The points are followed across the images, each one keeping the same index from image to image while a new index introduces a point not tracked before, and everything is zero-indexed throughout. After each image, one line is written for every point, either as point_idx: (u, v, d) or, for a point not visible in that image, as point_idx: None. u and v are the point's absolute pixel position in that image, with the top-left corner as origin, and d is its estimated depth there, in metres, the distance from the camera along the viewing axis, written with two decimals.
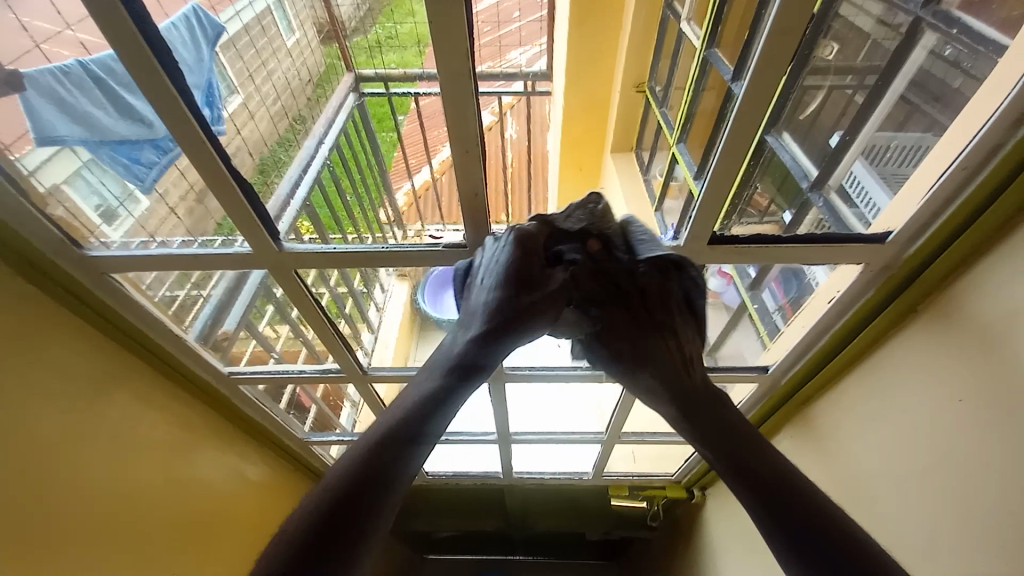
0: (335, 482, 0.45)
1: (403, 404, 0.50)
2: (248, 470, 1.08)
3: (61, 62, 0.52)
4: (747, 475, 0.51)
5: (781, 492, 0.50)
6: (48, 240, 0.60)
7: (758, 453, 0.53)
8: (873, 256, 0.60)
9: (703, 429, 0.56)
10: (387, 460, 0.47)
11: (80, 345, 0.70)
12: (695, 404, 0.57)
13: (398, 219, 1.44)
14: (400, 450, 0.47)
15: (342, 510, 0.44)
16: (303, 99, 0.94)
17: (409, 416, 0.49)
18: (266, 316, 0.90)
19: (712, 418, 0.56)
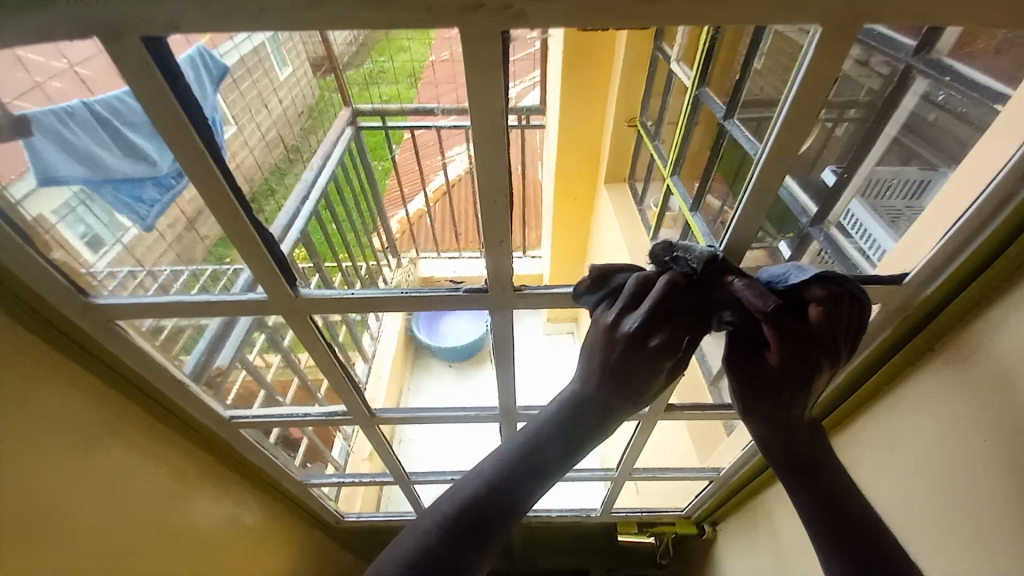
0: (472, 494, 0.56)
1: (533, 429, 0.58)
2: (244, 515, 1.03)
3: (66, 102, 0.50)
4: (816, 497, 0.60)
5: (849, 523, 0.58)
6: (52, 286, 0.58)
7: (833, 481, 0.60)
8: (887, 297, 0.60)
9: (806, 460, 0.61)
10: (522, 485, 0.56)
11: (74, 395, 0.67)
12: (802, 434, 0.62)
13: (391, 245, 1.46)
14: (528, 471, 0.56)
15: (479, 513, 0.55)
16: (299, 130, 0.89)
17: (540, 442, 0.57)
18: (257, 346, 0.84)
19: (814, 451, 0.62)
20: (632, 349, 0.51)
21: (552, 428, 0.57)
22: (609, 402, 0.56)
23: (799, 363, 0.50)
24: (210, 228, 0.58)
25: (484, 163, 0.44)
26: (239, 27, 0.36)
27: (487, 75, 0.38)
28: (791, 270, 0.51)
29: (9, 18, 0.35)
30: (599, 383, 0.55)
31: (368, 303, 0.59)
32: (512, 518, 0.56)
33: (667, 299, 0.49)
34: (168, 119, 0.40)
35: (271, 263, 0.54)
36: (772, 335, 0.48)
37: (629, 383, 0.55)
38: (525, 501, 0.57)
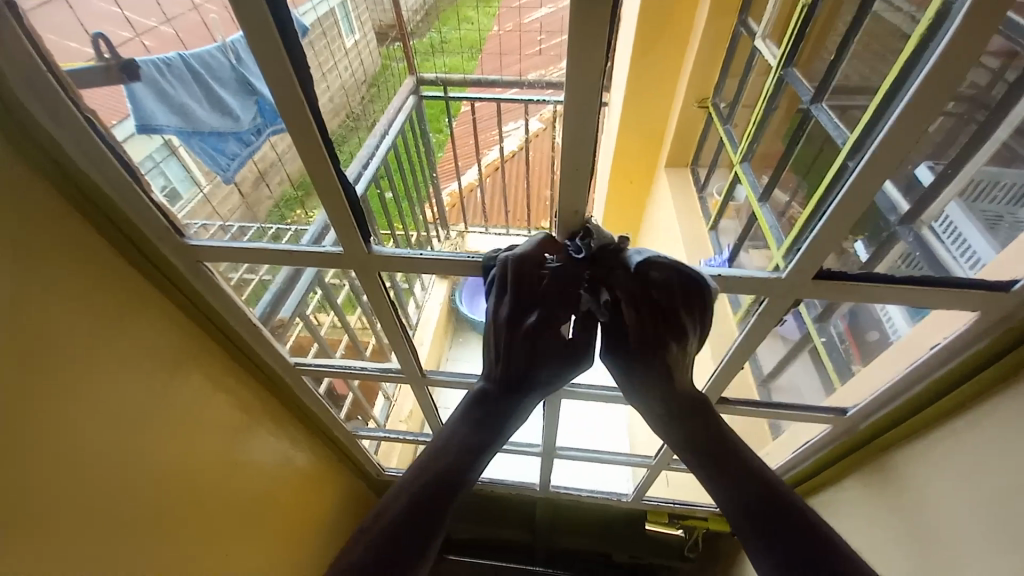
0: (414, 481, 0.63)
1: (455, 420, 0.66)
2: (297, 456, 1.11)
3: (164, 56, 0.55)
4: (716, 468, 0.62)
5: (748, 491, 0.60)
6: (153, 224, 0.64)
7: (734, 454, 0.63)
8: (991, 305, 0.55)
9: (706, 453, 0.63)
10: (461, 460, 0.64)
11: (161, 325, 0.73)
12: (692, 424, 0.64)
13: (440, 218, 1.51)
14: (465, 455, 0.64)
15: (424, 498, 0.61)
16: (358, 99, 0.83)
17: (464, 429, 0.65)
18: (312, 302, 0.95)
19: (715, 445, 0.64)
20: (517, 338, 0.60)
21: (477, 411, 0.66)
22: (512, 389, 0.65)
23: (654, 330, 0.59)
24: (278, 184, 0.68)
25: (568, 128, 0.44)
26: None
27: (587, 35, 0.37)
28: (637, 254, 0.55)
29: None
30: (496, 373, 0.65)
31: (435, 264, 0.61)
32: (456, 492, 0.63)
33: (527, 288, 0.56)
34: (275, 71, 0.42)
35: (350, 218, 0.56)
36: (632, 311, 0.57)
37: (518, 373, 0.64)
38: (469, 475, 0.64)
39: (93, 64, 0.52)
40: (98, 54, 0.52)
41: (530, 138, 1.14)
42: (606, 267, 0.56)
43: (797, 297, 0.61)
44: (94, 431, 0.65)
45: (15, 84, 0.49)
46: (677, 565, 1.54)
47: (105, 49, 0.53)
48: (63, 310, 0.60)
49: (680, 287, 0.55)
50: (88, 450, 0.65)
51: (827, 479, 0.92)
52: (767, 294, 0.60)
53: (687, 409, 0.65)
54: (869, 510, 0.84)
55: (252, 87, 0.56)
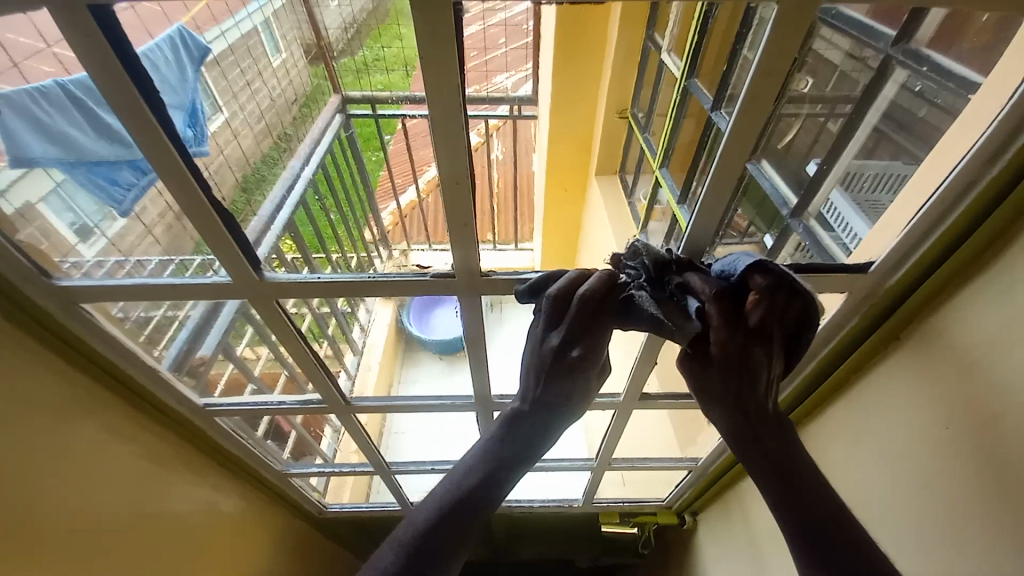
0: (434, 508, 0.59)
1: (482, 444, 0.62)
2: (223, 504, 1.03)
3: (40, 82, 0.49)
4: (781, 484, 0.55)
5: (812, 505, 0.54)
6: (16, 268, 0.57)
7: (794, 459, 0.56)
8: (855, 285, 0.61)
9: (766, 458, 0.56)
10: (484, 488, 0.60)
11: (42, 379, 0.65)
12: (755, 429, 0.56)
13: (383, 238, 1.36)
14: (489, 481, 0.60)
15: (444, 528, 0.58)
16: (288, 120, 0.83)
17: (491, 454, 0.61)
18: (245, 337, 0.85)
19: (777, 449, 0.56)
20: (560, 361, 0.57)
21: (508, 433, 0.62)
22: (546, 413, 0.61)
23: (753, 350, 0.52)
24: (189, 227, 0.55)
25: (444, 143, 0.44)
26: None
27: (442, 50, 0.37)
28: (738, 262, 0.52)
29: None
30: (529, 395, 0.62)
31: (334, 287, 0.59)
32: (473, 527, 0.59)
33: (582, 312, 0.53)
34: (116, 91, 0.39)
35: (231, 243, 0.53)
36: (719, 317, 0.51)
37: (555, 395, 0.60)
38: (494, 501, 0.60)
39: None
40: None
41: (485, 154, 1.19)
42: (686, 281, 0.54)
43: None
44: None
45: None
46: (636, 562, 1.57)
47: None
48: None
49: (785, 294, 0.50)
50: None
51: None
52: None
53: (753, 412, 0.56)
54: None
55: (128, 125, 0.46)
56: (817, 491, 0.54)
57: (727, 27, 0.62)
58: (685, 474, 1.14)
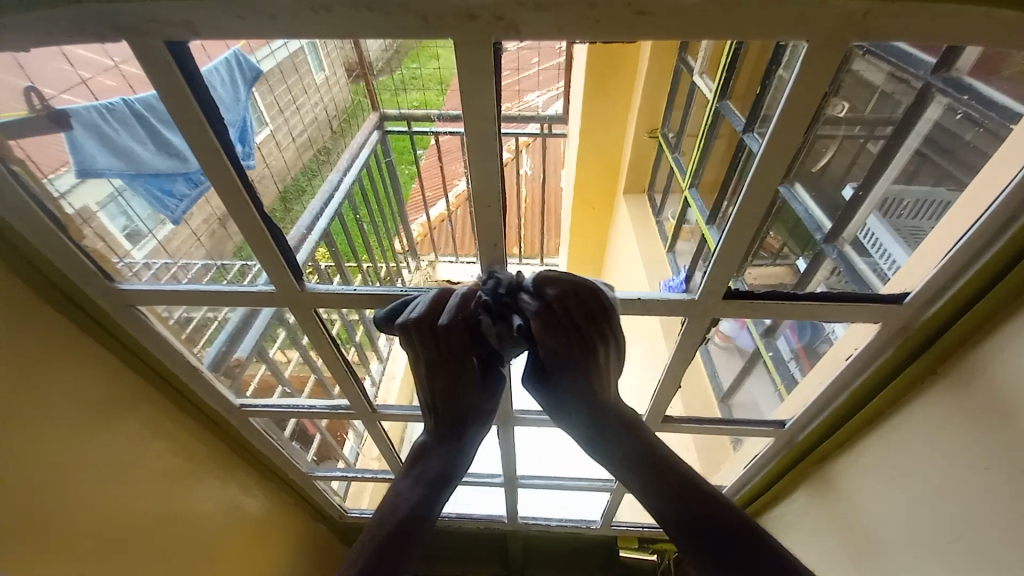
0: (372, 536, 0.62)
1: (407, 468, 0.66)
2: (249, 503, 1.06)
3: (108, 100, 0.54)
4: (675, 509, 0.56)
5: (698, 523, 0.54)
6: (78, 268, 0.61)
7: (667, 477, 0.57)
8: (888, 316, 0.59)
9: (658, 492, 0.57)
10: (413, 510, 0.63)
11: (94, 374, 0.70)
12: (644, 463, 0.58)
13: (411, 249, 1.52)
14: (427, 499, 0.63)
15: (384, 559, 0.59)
16: (328, 134, 0.92)
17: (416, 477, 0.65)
18: (277, 340, 0.93)
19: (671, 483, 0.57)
20: (449, 384, 0.58)
21: (433, 454, 0.66)
22: (456, 433, 0.64)
23: (572, 357, 0.54)
24: (235, 231, 0.59)
25: (477, 167, 0.45)
26: (245, 33, 0.37)
27: (479, 83, 0.38)
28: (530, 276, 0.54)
29: (36, 26, 0.38)
30: (438, 419, 0.64)
31: (367, 299, 0.61)
32: (415, 545, 0.62)
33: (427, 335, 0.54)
34: (180, 117, 0.42)
35: (277, 255, 0.55)
36: (541, 335, 0.52)
37: (461, 413, 0.62)
38: (427, 524, 0.63)
39: (24, 115, 0.52)
40: (28, 104, 0.52)
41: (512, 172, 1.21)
42: (507, 302, 0.53)
43: (714, 316, 0.63)
44: (14, 495, 0.61)
45: None
46: None
47: (36, 100, 0.52)
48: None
49: (580, 303, 0.52)
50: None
51: (778, 491, 0.94)
52: (684, 314, 0.63)
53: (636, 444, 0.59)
54: (816, 517, 0.86)
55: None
56: (712, 511, 0.55)
57: (755, 66, 0.63)
58: None
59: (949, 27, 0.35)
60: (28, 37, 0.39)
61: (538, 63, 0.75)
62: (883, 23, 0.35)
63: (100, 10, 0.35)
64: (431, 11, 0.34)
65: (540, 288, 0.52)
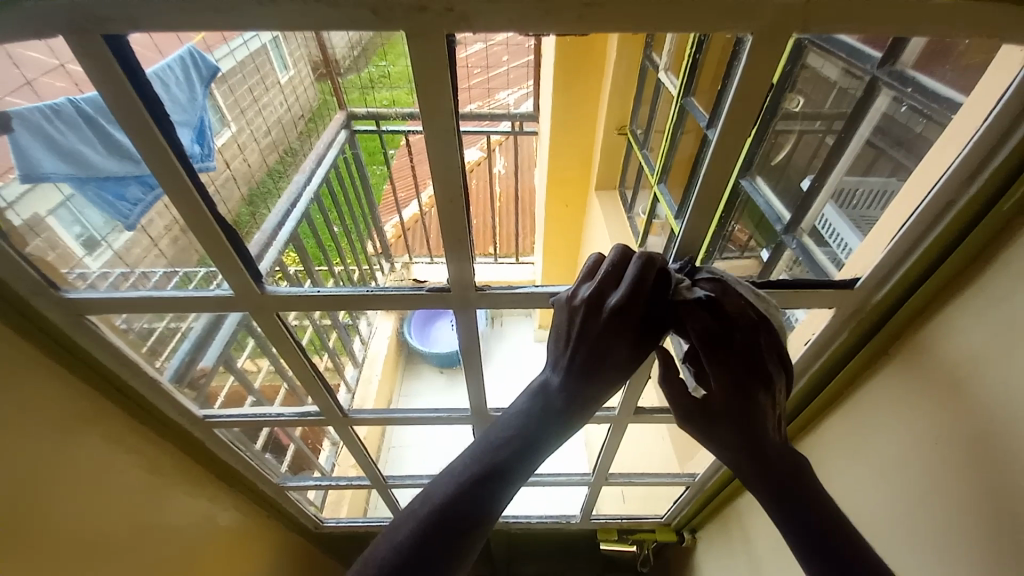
0: (423, 512, 0.53)
1: (488, 442, 0.56)
2: (220, 515, 1.02)
3: (54, 100, 0.50)
4: (789, 496, 0.56)
5: (789, 488, 0.56)
6: (24, 279, 0.58)
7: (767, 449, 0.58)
8: (842, 300, 0.61)
9: (772, 472, 0.57)
10: (470, 496, 0.53)
11: (51, 389, 0.67)
12: (768, 453, 0.58)
13: (385, 251, 1.47)
14: (488, 487, 0.53)
15: (430, 535, 0.52)
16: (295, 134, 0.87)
17: (494, 456, 0.55)
18: (246, 348, 0.83)
19: (788, 465, 0.58)
20: (609, 336, 0.52)
21: (527, 425, 0.55)
22: (579, 397, 0.54)
23: (755, 361, 0.54)
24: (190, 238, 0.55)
25: (441, 164, 0.45)
26: (187, 25, 0.35)
27: (438, 79, 0.38)
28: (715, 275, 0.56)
29: None
30: (569, 372, 0.54)
31: (334, 300, 0.60)
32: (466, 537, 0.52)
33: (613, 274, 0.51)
34: (127, 114, 0.41)
35: (235, 258, 0.53)
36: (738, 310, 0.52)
37: (597, 375, 0.54)
38: (491, 510, 0.53)
39: None
40: None
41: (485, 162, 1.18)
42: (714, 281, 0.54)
43: None
44: None
45: None
46: None
47: None
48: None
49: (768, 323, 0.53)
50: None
51: None
52: None
53: (764, 438, 0.58)
54: None
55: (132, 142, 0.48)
56: (818, 502, 0.55)
57: (716, 64, 0.64)
58: (683, 490, 1.13)
59: (887, 25, 0.37)
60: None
61: (505, 60, 0.75)
62: (828, 17, 0.36)
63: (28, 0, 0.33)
64: (381, 3, 0.33)
65: (721, 288, 0.53)
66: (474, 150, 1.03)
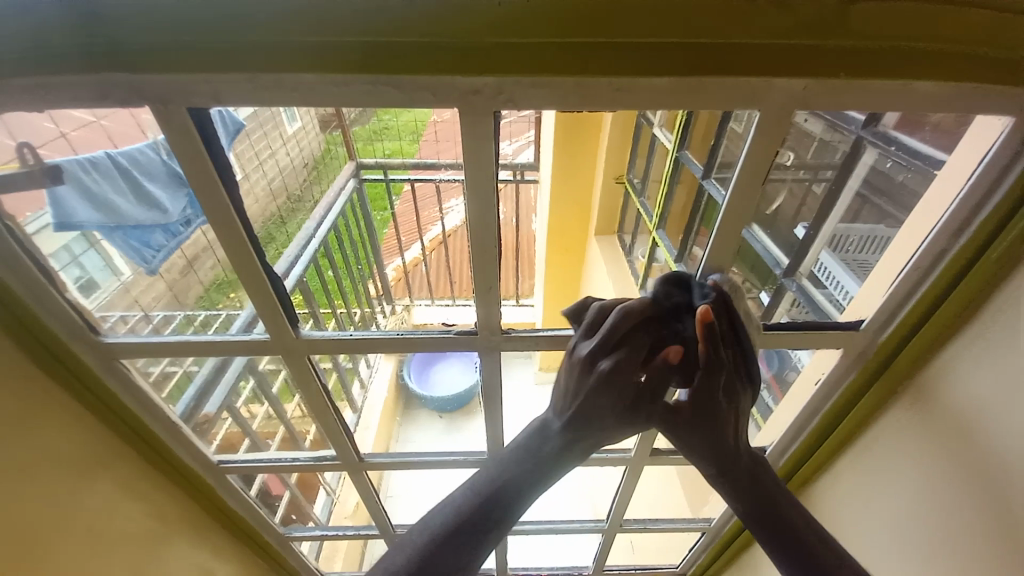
0: (442, 525, 0.55)
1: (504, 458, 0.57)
2: (222, 569, 0.98)
3: (91, 154, 0.53)
4: (770, 522, 0.55)
5: (774, 509, 0.55)
6: (66, 322, 0.59)
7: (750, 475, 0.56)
8: (849, 343, 0.64)
9: (747, 493, 0.56)
10: (487, 513, 0.55)
11: (74, 434, 0.66)
12: (740, 470, 0.56)
13: (387, 292, 1.46)
14: (503, 506, 0.55)
15: (450, 544, 0.54)
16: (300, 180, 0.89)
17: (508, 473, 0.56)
18: (244, 393, 0.88)
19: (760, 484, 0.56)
20: (597, 421, 0.52)
21: (538, 446, 0.56)
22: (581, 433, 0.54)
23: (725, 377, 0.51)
24: (207, 274, 0.66)
25: (477, 218, 0.48)
26: (265, 102, 0.40)
27: (482, 145, 0.43)
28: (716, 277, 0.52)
29: (64, 94, 0.39)
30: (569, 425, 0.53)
31: (364, 344, 0.62)
32: (479, 547, 0.55)
33: (613, 335, 0.48)
34: (196, 174, 0.44)
35: (275, 302, 0.56)
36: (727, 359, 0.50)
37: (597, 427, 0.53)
38: (501, 525, 0.55)
39: (14, 169, 0.51)
40: (21, 160, 0.51)
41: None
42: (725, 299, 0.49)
43: None
44: None
45: None
46: None
47: (29, 156, 0.51)
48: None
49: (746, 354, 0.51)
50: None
51: None
52: None
53: (735, 454, 0.56)
54: None
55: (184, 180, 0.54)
56: (803, 533, 0.54)
57: (708, 127, 0.68)
58: (697, 537, 1.10)
59: (877, 105, 0.42)
60: (50, 104, 0.40)
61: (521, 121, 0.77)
62: (824, 99, 0.41)
63: (134, 86, 0.38)
64: (440, 86, 0.38)
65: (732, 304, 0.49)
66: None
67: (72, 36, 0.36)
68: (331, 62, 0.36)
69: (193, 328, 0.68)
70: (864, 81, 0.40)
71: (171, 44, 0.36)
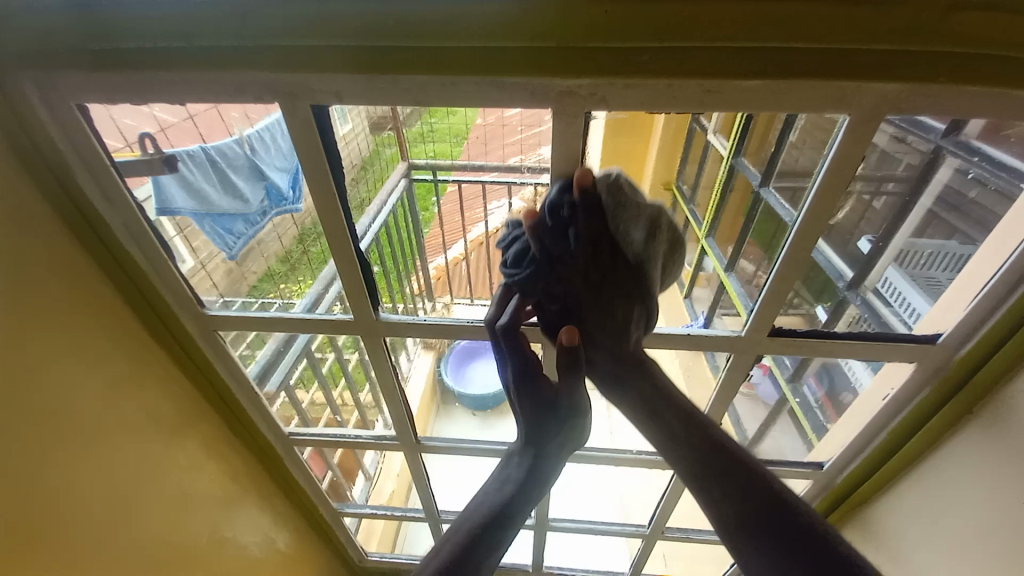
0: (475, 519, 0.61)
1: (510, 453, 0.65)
2: (280, 537, 1.05)
3: (187, 148, 0.58)
4: (715, 475, 0.52)
5: (719, 461, 0.53)
6: (178, 294, 0.66)
7: (733, 471, 0.52)
8: (922, 356, 0.62)
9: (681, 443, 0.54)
10: (513, 499, 0.61)
11: (174, 394, 0.74)
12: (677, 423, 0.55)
13: (427, 291, 1.34)
14: (522, 492, 0.61)
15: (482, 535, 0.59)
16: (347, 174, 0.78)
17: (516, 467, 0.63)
18: (297, 372, 0.90)
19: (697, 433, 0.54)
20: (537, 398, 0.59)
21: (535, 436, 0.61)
22: (552, 419, 0.59)
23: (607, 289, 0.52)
24: (262, 263, 0.72)
25: (556, 211, 0.52)
26: (381, 101, 0.45)
27: (568, 144, 0.46)
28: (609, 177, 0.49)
29: (215, 92, 0.46)
30: (526, 445, 0.62)
31: (437, 329, 0.66)
32: (507, 530, 0.60)
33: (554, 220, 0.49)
34: (312, 164, 0.49)
35: (363, 285, 0.61)
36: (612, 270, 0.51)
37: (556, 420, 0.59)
38: (522, 509, 0.61)
39: (135, 157, 0.56)
40: (142, 150, 0.56)
41: (516, 214, 1.16)
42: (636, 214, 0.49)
43: (756, 355, 0.67)
44: (98, 504, 0.63)
45: (81, 178, 0.54)
46: None
47: (149, 146, 0.56)
48: (66, 388, 0.59)
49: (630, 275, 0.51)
50: (77, 542, 0.61)
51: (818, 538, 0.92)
52: (730, 349, 0.66)
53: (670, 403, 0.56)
54: None
55: (264, 174, 0.61)
56: (751, 483, 0.52)
57: (765, 133, 0.68)
58: None
59: (970, 109, 0.42)
60: (202, 100, 0.47)
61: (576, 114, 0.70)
62: (915, 104, 0.42)
63: (271, 84, 0.44)
64: (537, 86, 0.42)
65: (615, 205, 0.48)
66: (517, 201, 1.13)
67: (223, 43, 0.42)
68: (445, 66, 0.41)
69: (252, 309, 0.70)
70: (958, 87, 0.40)
71: (305, 46, 0.42)
